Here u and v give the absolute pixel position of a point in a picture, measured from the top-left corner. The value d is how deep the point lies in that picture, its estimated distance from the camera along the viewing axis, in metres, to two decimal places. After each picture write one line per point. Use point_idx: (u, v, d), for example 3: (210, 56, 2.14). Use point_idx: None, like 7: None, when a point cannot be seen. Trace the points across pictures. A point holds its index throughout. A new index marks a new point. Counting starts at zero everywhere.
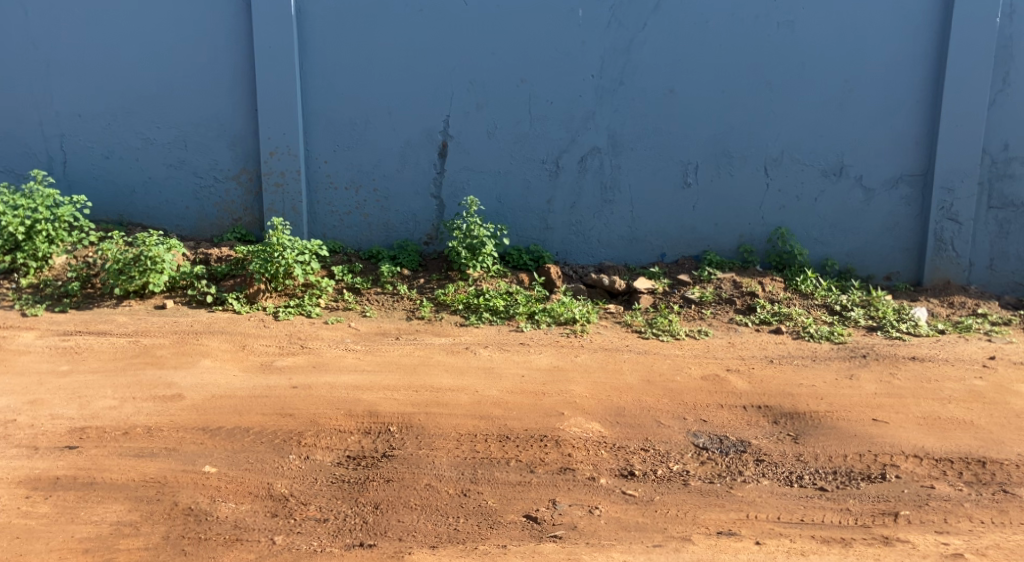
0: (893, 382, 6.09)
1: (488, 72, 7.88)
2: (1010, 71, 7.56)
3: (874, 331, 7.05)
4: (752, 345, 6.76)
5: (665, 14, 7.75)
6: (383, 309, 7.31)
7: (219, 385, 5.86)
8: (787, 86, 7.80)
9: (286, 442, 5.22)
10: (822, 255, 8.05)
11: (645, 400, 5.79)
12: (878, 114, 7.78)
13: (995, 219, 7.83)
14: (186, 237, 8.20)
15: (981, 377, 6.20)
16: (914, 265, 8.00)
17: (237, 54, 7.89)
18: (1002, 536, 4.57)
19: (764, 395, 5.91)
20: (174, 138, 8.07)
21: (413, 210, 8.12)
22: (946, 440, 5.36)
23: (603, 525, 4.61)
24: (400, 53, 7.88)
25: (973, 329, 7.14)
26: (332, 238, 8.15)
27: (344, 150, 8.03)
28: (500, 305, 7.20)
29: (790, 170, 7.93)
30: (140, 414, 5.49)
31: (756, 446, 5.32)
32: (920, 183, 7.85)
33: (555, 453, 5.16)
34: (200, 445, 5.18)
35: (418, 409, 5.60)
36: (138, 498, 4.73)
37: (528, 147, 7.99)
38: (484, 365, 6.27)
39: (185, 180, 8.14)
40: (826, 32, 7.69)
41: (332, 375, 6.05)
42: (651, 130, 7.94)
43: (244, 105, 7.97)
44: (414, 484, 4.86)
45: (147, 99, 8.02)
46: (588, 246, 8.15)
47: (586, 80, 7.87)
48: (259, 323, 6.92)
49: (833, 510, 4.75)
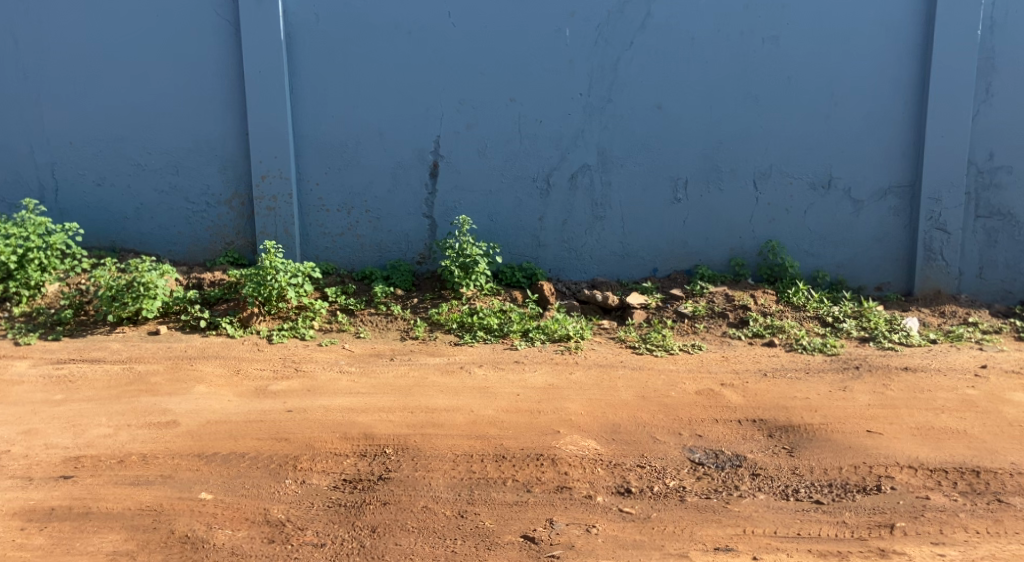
0: (887, 393, 6.11)
1: (477, 93, 7.93)
2: (993, 82, 7.65)
3: (866, 342, 7.08)
4: (746, 359, 6.78)
5: (651, 33, 7.81)
6: (377, 330, 7.32)
7: (213, 411, 5.86)
8: (774, 100, 7.85)
9: (283, 467, 5.21)
10: (814, 268, 8.08)
11: (640, 416, 5.81)
12: (865, 125, 7.83)
13: (982, 229, 7.89)
14: (179, 262, 8.21)
15: (973, 386, 6.22)
16: (904, 276, 8.04)
17: (225, 80, 7.93)
18: (998, 546, 4.59)
19: (758, 409, 5.92)
20: (165, 164, 8.09)
21: (405, 231, 8.13)
22: (939, 450, 5.38)
23: (601, 543, 4.62)
24: (389, 74, 7.92)
25: (964, 338, 7.17)
26: (325, 260, 8.16)
27: (335, 172, 8.05)
28: (494, 324, 7.21)
29: (779, 184, 7.97)
30: (134, 441, 5.49)
31: (752, 460, 5.33)
32: (908, 195, 7.91)
33: (551, 472, 5.17)
34: (196, 472, 5.17)
35: (413, 430, 5.60)
36: (134, 527, 4.73)
37: (518, 165, 8.02)
38: (478, 384, 6.28)
39: (176, 205, 8.15)
40: (811, 49, 7.75)
41: (326, 398, 6.04)
42: (640, 146, 7.98)
43: (235, 130, 8.00)
44: (411, 507, 4.86)
45: (138, 124, 8.04)
46: (581, 262, 8.18)
47: (575, 98, 7.92)
48: (253, 346, 6.93)
49: (829, 523, 4.76)
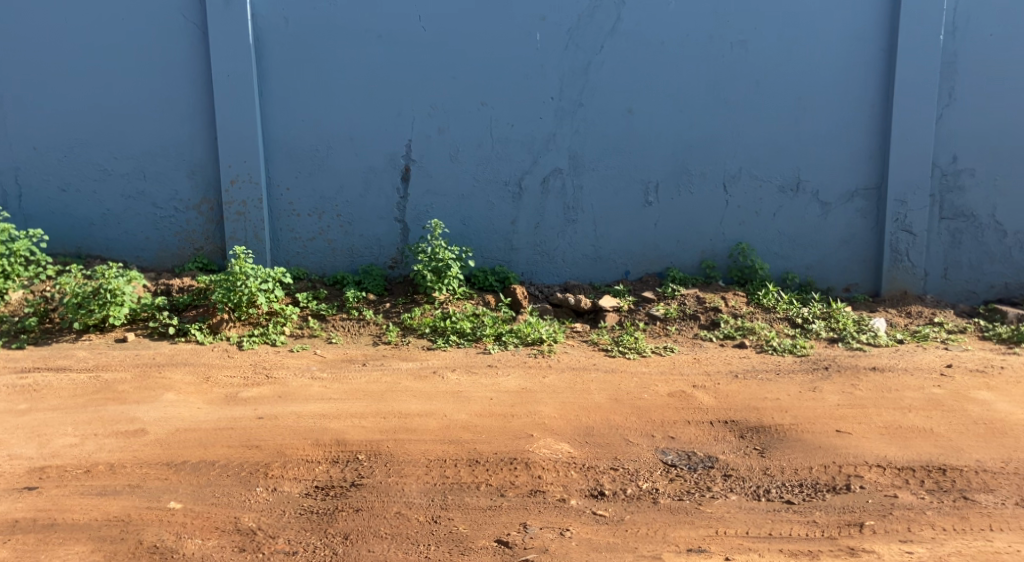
0: (855, 393, 6.17)
1: (448, 97, 7.93)
2: (956, 86, 7.75)
3: (836, 343, 7.14)
4: (717, 360, 6.82)
5: (621, 37, 7.84)
6: (349, 335, 7.29)
7: (182, 419, 5.81)
8: (743, 104, 7.90)
9: (253, 475, 5.18)
10: (783, 269, 8.15)
11: (613, 419, 5.83)
12: (833, 127, 7.90)
13: (947, 230, 7.98)
14: (147, 268, 8.14)
15: (939, 385, 6.29)
16: (872, 277, 8.12)
17: (193, 85, 7.88)
18: (964, 542, 4.65)
19: (730, 410, 5.96)
20: (132, 169, 8.02)
21: (377, 235, 8.11)
22: (907, 449, 5.44)
23: (574, 547, 4.63)
24: (359, 79, 7.90)
25: (930, 338, 7.25)
26: (295, 265, 8.13)
27: (305, 177, 8.02)
28: (468, 328, 7.21)
29: (749, 187, 8.03)
30: (102, 451, 5.43)
31: (723, 461, 5.36)
32: (875, 197, 7.99)
33: (525, 476, 5.17)
34: (164, 481, 5.12)
35: (386, 436, 5.59)
36: (101, 538, 4.68)
37: (490, 169, 8.03)
38: (452, 389, 6.27)
39: (143, 211, 8.09)
40: (780, 53, 7.81)
41: (298, 405, 6.01)
42: (612, 150, 8.01)
43: (203, 134, 7.95)
44: (384, 513, 4.85)
45: (105, 130, 7.97)
46: (553, 266, 8.19)
47: (546, 102, 7.94)
48: (223, 353, 6.88)
49: (799, 522, 4.80)
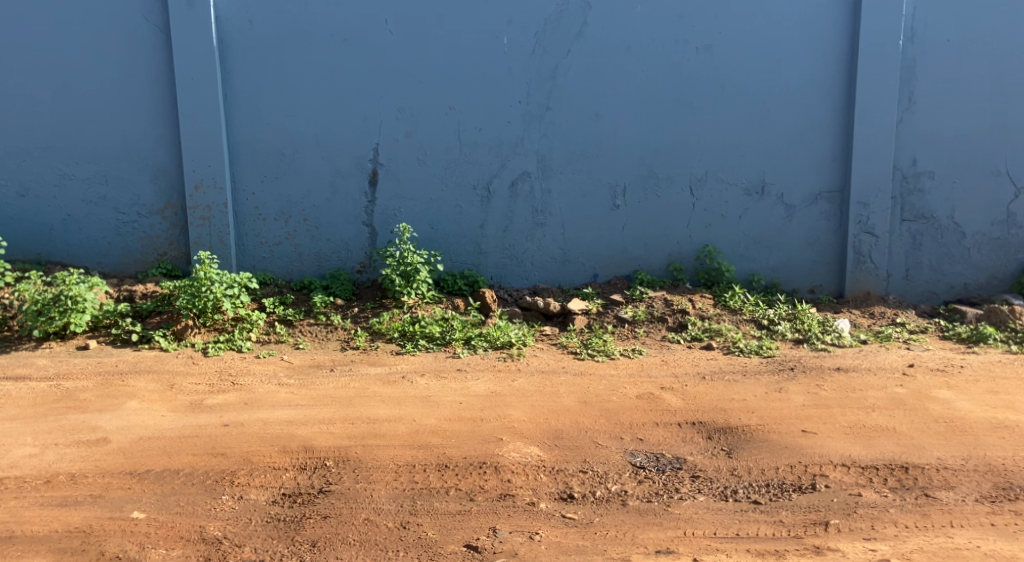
0: (820, 393, 6.22)
1: (415, 101, 7.92)
2: (915, 91, 7.86)
3: (801, 344, 7.21)
4: (684, 362, 6.86)
5: (587, 42, 7.87)
6: (316, 340, 7.26)
7: (146, 427, 5.75)
8: (709, 107, 7.96)
9: (219, 483, 5.14)
10: (749, 271, 8.21)
11: (582, 422, 5.84)
12: (798, 130, 7.97)
13: (908, 232, 8.08)
14: (109, 275, 8.05)
15: (901, 384, 6.36)
16: (836, 278, 8.20)
17: (156, 89, 7.81)
18: (925, 539, 4.70)
19: (697, 411, 5.99)
20: (93, 174, 7.94)
21: (344, 239, 8.08)
22: (871, 448, 5.49)
23: (543, 550, 4.64)
24: (325, 84, 7.87)
25: (893, 338, 7.33)
26: (261, 270, 8.08)
27: (271, 181, 7.98)
28: (437, 332, 7.20)
29: (715, 190, 8.09)
30: (63, 461, 5.37)
31: (691, 462, 5.39)
32: (839, 200, 8.07)
33: (494, 480, 5.17)
34: (127, 490, 5.07)
35: (355, 441, 5.57)
36: (61, 550, 4.63)
37: (457, 173, 8.02)
38: (420, 393, 6.26)
39: (105, 216, 8.00)
40: (744, 57, 7.87)
41: (264, 411, 5.97)
42: (579, 153, 8.03)
43: (167, 139, 7.88)
44: (353, 519, 4.83)
45: (65, 134, 7.88)
46: (522, 269, 8.20)
47: (514, 106, 7.95)
48: (187, 360, 6.82)
49: (766, 522, 4.83)
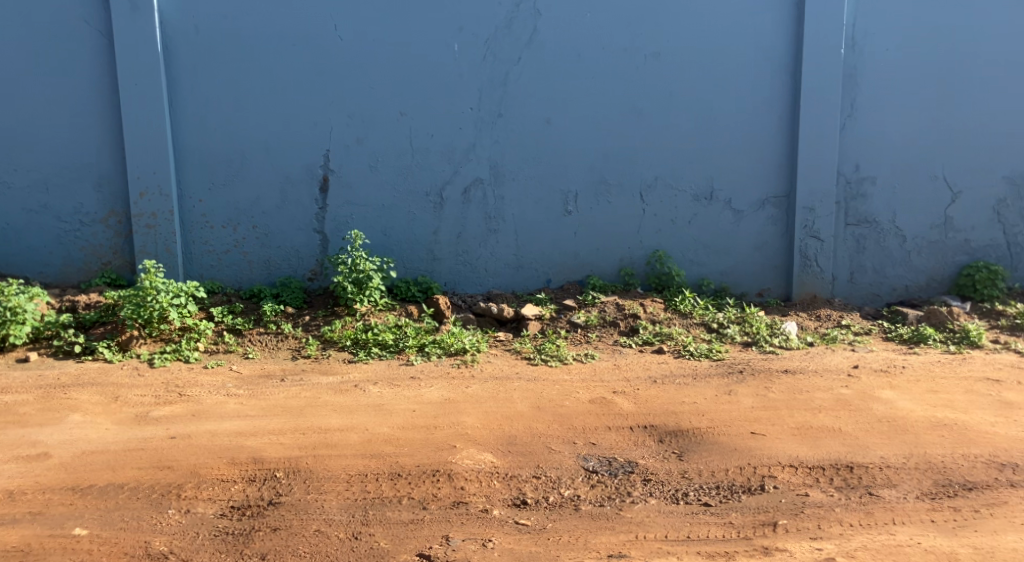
0: (769, 395, 6.29)
1: (365, 109, 7.88)
2: (858, 97, 7.99)
3: (750, 347, 7.28)
4: (636, 366, 6.89)
5: (537, 49, 7.89)
6: (266, 349, 7.18)
7: (90, 441, 5.65)
8: (659, 114, 8.02)
9: (165, 497, 5.06)
10: (699, 275, 8.28)
11: (535, 427, 5.84)
12: (746, 135, 8.06)
13: (853, 235, 8.20)
14: (51, 285, 7.91)
15: (847, 385, 6.46)
16: (784, 281, 8.29)
17: (99, 95, 7.69)
18: (870, 537, 4.77)
19: (649, 415, 6.02)
20: (34, 182, 7.80)
21: (295, 247, 8.01)
22: (819, 448, 5.56)
23: (495, 557, 4.63)
24: (274, 91, 7.81)
25: (839, 340, 7.44)
26: (210, 279, 7.98)
27: (219, 189, 7.89)
28: (389, 339, 7.17)
29: (665, 195, 8.15)
30: (3, 477, 5.25)
31: (643, 465, 5.42)
32: (786, 204, 8.17)
33: (446, 488, 5.15)
34: (70, 506, 4.98)
35: (305, 452, 5.52)
36: None
37: (409, 180, 8.00)
38: (373, 402, 6.22)
39: (47, 225, 7.86)
40: (693, 63, 7.95)
41: (212, 423, 5.89)
42: (531, 160, 8.05)
43: (111, 146, 7.76)
44: (303, 531, 4.78)
45: (5, 141, 7.73)
46: (475, 275, 8.18)
47: (465, 113, 7.94)
48: (133, 371, 6.71)
49: (716, 524, 4.87)
